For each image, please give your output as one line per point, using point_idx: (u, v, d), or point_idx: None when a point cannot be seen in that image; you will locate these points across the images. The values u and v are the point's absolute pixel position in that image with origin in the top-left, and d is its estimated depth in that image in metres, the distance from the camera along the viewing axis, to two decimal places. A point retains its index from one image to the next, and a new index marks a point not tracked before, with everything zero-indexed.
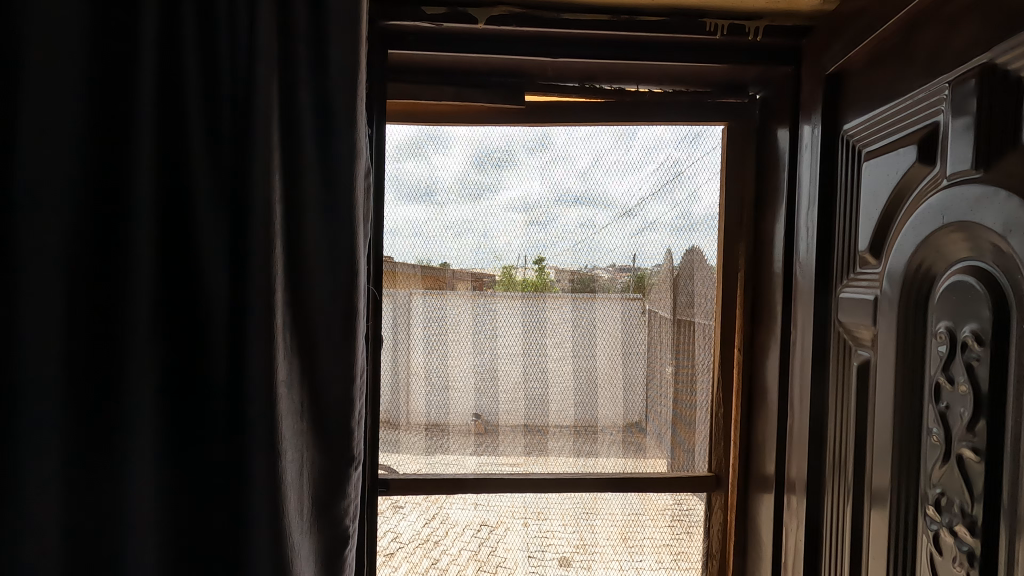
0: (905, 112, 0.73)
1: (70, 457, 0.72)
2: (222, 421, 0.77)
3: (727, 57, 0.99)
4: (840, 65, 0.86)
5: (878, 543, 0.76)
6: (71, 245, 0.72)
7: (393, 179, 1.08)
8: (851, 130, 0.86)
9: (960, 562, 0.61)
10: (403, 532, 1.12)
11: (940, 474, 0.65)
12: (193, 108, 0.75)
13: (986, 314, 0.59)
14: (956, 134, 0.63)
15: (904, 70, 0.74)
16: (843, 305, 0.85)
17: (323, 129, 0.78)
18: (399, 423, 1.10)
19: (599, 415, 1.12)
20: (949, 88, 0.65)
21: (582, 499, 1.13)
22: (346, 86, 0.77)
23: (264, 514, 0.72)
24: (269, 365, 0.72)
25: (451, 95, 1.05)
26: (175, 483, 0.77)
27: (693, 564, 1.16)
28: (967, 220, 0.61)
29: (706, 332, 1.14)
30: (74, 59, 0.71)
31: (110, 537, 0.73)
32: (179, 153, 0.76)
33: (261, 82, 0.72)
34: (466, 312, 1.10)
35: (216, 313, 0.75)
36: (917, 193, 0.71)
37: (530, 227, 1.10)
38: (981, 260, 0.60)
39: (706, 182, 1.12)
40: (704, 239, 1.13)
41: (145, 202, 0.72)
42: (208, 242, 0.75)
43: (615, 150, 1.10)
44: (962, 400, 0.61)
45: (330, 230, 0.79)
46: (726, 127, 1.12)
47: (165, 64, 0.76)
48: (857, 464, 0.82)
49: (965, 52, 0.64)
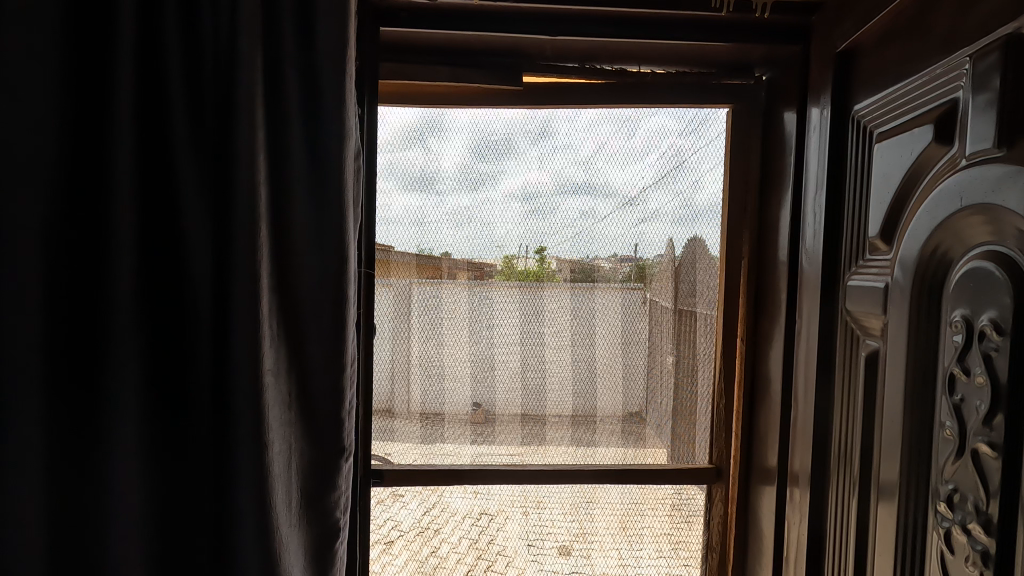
0: (922, 90, 0.69)
1: (54, 456, 0.70)
2: (207, 416, 0.73)
3: (731, 36, 0.96)
4: (851, 41, 0.82)
5: (886, 535, 0.73)
6: (50, 231, 0.69)
7: (390, 165, 1.05)
8: (862, 111, 0.82)
9: (973, 561, 0.59)
10: (403, 520, 1.10)
11: (953, 470, 0.62)
12: (176, 93, 0.71)
13: (1007, 301, 0.56)
14: (976, 111, 0.60)
15: (919, 45, 0.71)
16: (852, 294, 0.82)
17: (310, 110, 0.75)
18: (396, 413, 1.08)
19: (598, 405, 1.10)
20: (970, 62, 0.61)
21: (582, 488, 1.11)
22: (336, 63, 0.74)
23: (249, 506, 0.70)
24: (253, 352, 0.70)
25: (446, 75, 1.01)
26: (157, 478, 0.74)
27: (692, 554, 1.14)
28: (988, 203, 0.58)
29: (709, 322, 1.11)
30: (48, 47, 0.68)
31: (95, 534, 0.71)
32: (161, 141, 0.72)
33: (244, 63, 0.69)
34: (464, 301, 1.07)
35: (201, 306, 0.72)
36: (933, 174, 0.68)
37: (531, 215, 1.07)
38: (1002, 245, 0.57)
39: (710, 169, 1.09)
40: (707, 228, 1.09)
41: (127, 195, 0.69)
42: (194, 232, 0.72)
43: (618, 135, 1.07)
44: (978, 392, 0.59)
45: (318, 215, 0.76)
46: (731, 110, 1.09)
47: (145, 43, 0.72)
48: (866, 455, 0.79)
49: (986, 23, 0.60)
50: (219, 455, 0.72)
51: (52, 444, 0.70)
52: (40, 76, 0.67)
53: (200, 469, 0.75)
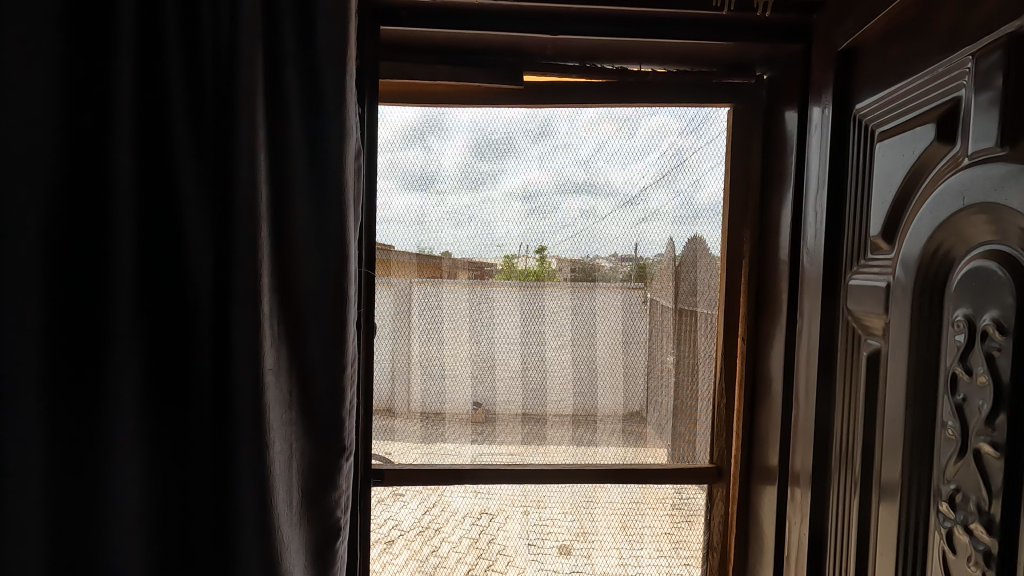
0: (924, 88, 0.69)
1: (54, 455, 0.70)
2: (207, 415, 0.73)
3: (732, 34, 0.95)
4: (853, 40, 0.82)
5: (887, 534, 0.73)
6: (50, 229, 0.69)
7: (390, 164, 1.05)
8: (863, 110, 0.82)
9: (975, 561, 0.59)
10: (404, 519, 1.10)
11: (955, 469, 0.62)
12: (176, 91, 0.71)
13: (1009, 301, 0.56)
14: (978, 110, 0.60)
15: (921, 43, 0.71)
16: (853, 293, 0.82)
17: (310, 108, 0.74)
18: (397, 412, 1.08)
19: (599, 404, 1.10)
20: (973, 61, 0.61)
21: (583, 487, 1.11)
22: (336, 61, 0.74)
23: (250, 505, 0.70)
24: (254, 351, 0.69)
25: (446, 74, 1.01)
26: (157, 477, 0.74)
27: (693, 553, 1.14)
28: (991, 202, 0.58)
29: (709, 321, 1.11)
30: (49, 46, 0.68)
31: (94, 533, 0.71)
32: (161, 139, 0.72)
33: (244, 61, 0.69)
34: (464, 301, 1.07)
35: (201, 305, 0.72)
36: (935, 173, 0.67)
37: (531, 214, 1.07)
38: (1004, 244, 0.57)
39: (711, 168, 1.08)
40: (707, 227, 1.09)
41: (127, 193, 0.69)
42: (194, 230, 0.72)
43: (618, 134, 1.07)
44: (980, 392, 0.59)
45: (318, 214, 0.76)
46: (732, 109, 1.08)
47: (145, 42, 0.72)
48: (867, 455, 0.79)
49: (989, 21, 0.60)
50: (219, 455, 0.72)
51: (52, 443, 0.70)
52: (41, 75, 0.67)
53: (199, 468, 0.74)
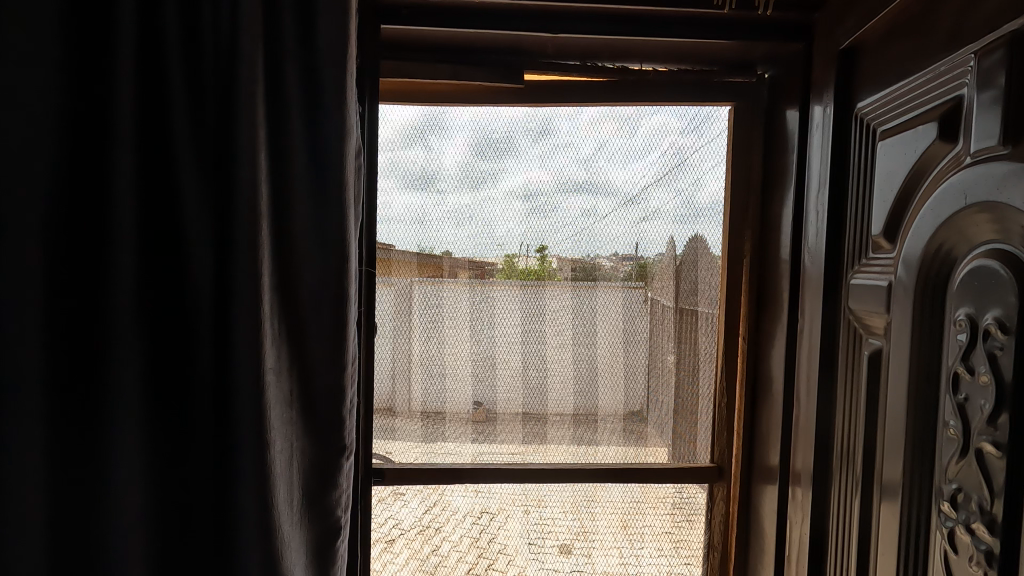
0: (926, 87, 0.69)
1: (54, 455, 0.70)
2: (208, 414, 0.73)
3: (733, 33, 0.95)
4: (855, 38, 0.82)
5: (888, 533, 0.73)
6: (50, 228, 0.69)
7: (390, 164, 1.04)
8: (865, 109, 0.82)
9: (977, 561, 0.58)
10: (404, 519, 1.10)
11: (957, 469, 0.62)
12: (177, 90, 0.71)
13: (1012, 300, 0.55)
14: (980, 109, 0.59)
15: (922, 42, 0.71)
16: (855, 292, 0.82)
17: (311, 108, 0.74)
18: (397, 412, 1.08)
19: (600, 403, 1.10)
20: (975, 59, 0.61)
21: (583, 487, 1.11)
22: (336, 60, 0.74)
23: (250, 504, 0.70)
24: (254, 350, 0.69)
25: (447, 74, 1.01)
26: (157, 476, 0.74)
27: (693, 553, 1.14)
28: (994, 201, 0.57)
29: (710, 321, 1.10)
30: (49, 44, 0.68)
31: (94, 532, 0.71)
32: (161, 138, 0.72)
33: (244, 60, 0.69)
34: (465, 300, 1.07)
35: (202, 304, 0.72)
36: (937, 172, 0.67)
37: (532, 213, 1.07)
38: (1006, 243, 0.57)
39: (712, 167, 1.08)
40: (708, 226, 1.09)
41: (127, 193, 0.69)
42: (194, 229, 0.72)
43: (619, 133, 1.06)
44: (982, 391, 0.58)
45: (318, 213, 0.76)
46: (732, 108, 1.08)
47: (145, 41, 0.72)
48: (868, 454, 0.79)
49: (991, 19, 0.59)
50: (219, 455, 0.72)
51: (52, 442, 0.70)
52: (41, 74, 0.67)
53: (200, 467, 0.74)
